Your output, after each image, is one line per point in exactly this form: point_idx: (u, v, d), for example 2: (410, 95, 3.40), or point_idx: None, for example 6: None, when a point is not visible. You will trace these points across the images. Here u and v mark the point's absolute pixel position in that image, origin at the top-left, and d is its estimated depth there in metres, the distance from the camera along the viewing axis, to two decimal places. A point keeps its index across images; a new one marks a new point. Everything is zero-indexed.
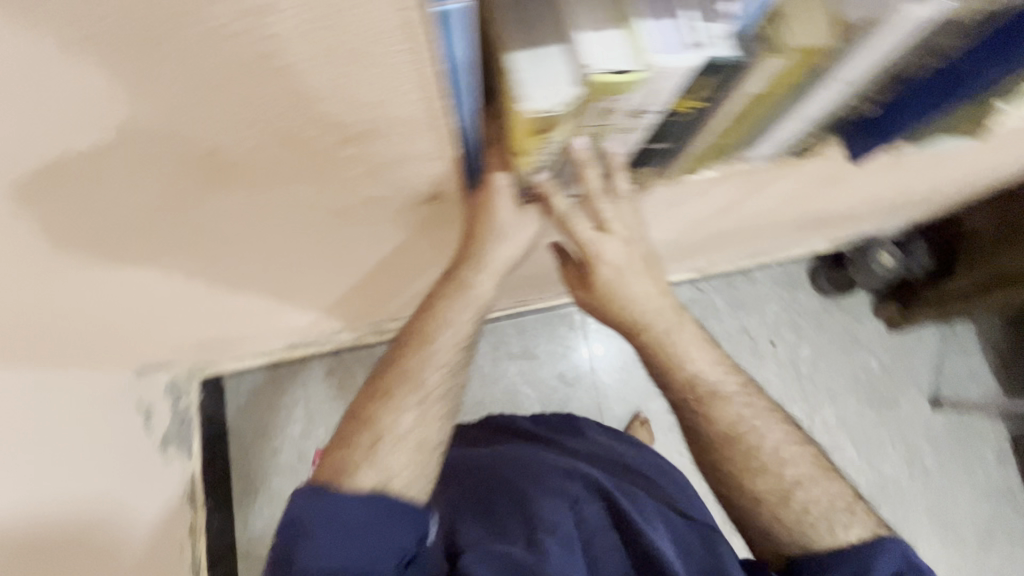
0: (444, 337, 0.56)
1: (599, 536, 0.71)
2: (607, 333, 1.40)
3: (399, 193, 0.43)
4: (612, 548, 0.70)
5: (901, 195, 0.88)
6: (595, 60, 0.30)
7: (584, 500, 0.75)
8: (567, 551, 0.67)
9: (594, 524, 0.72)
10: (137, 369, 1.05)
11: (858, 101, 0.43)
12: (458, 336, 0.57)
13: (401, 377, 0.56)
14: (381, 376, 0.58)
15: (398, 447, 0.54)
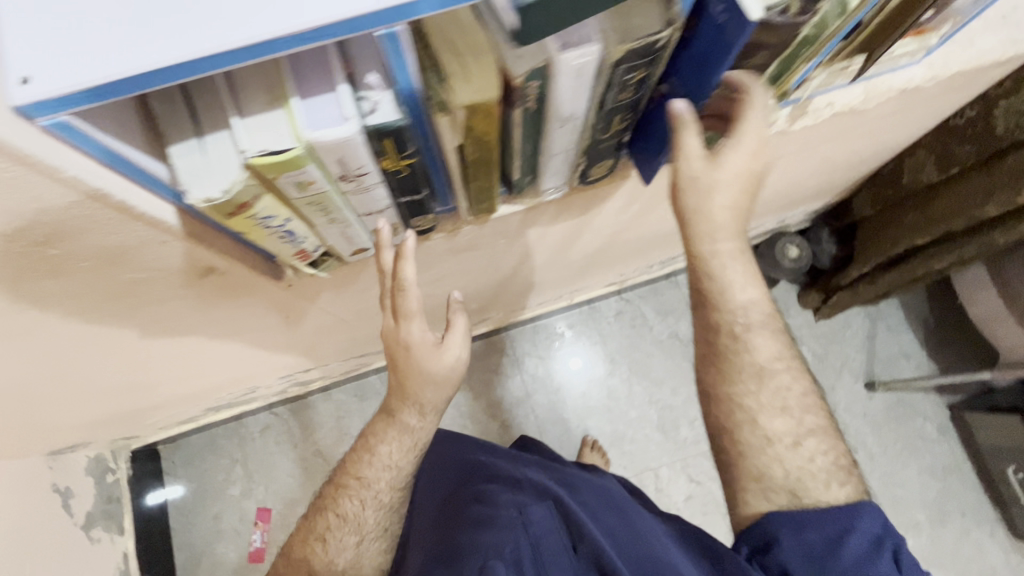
0: (381, 468, 0.70)
1: (549, 539, 0.63)
2: (577, 343, 1.40)
3: (166, 274, 0.44)
4: (561, 553, 0.62)
5: (768, 193, 0.90)
6: (250, 143, 0.31)
7: (530, 505, 0.69)
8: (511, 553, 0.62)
9: (543, 525, 0.65)
10: (49, 453, 1.04)
11: (602, 131, 0.44)
12: (397, 462, 0.70)
13: (345, 499, 0.71)
14: (345, 477, 0.72)
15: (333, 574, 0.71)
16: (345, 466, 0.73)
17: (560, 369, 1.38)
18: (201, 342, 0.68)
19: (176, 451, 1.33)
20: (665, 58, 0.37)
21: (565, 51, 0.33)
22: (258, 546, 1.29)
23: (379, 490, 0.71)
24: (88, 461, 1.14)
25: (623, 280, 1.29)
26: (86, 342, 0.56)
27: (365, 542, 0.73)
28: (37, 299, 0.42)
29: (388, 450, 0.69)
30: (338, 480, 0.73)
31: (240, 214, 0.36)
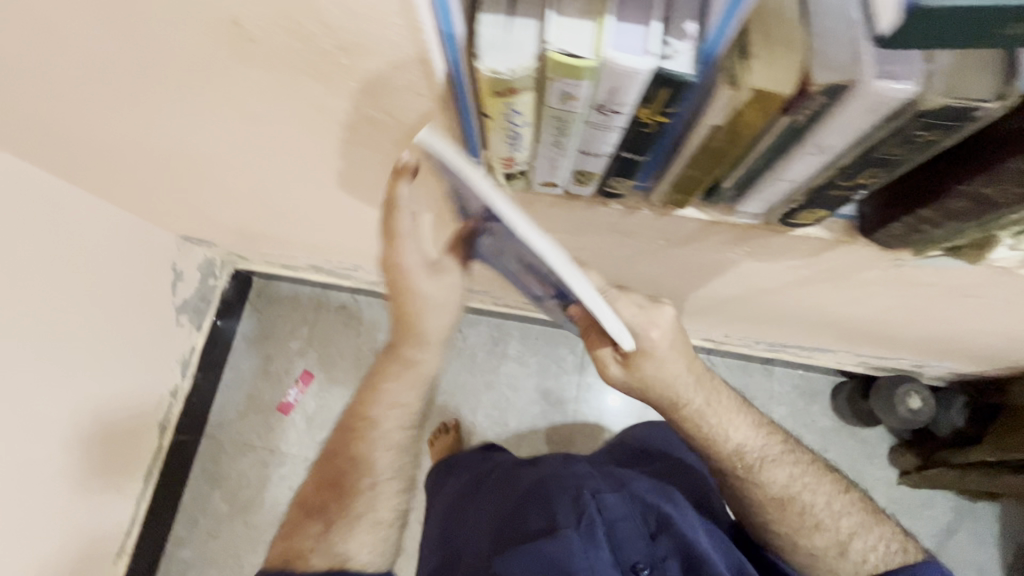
0: (387, 405, 0.74)
1: (624, 523, 0.71)
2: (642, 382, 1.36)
3: (393, 120, 0.48)
4: (637, 538, 0.70)
5: (927, 329, 0.82)
6: (555, 39, 0.33)
7: (602, 491, 0.75)
8: (586, 540, 0.68)
9: (616, 510, 0.72)
10: (183, 236, 1.19)
11: (845, 179, 0.43)
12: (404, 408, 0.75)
13: (360, 443, 0.74)
14: (355, 422, 0.76)
15: (360, 526, 0.71)
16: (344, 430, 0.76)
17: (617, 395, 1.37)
18: (360, 200, 0.73)
19: (266, 288, 1.46)
20: (961, 133, 0.35)
21: (880, 79, 0.32)
22: (290, 400, 1.40)
23: (389, 430, 0.75)
24: (203, 258, 1.29)
25: (721, 342, 1.24)
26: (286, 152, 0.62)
27: (381, 486, 0.74)
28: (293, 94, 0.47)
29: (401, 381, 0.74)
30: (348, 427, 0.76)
31: (500, 98, 0.38)
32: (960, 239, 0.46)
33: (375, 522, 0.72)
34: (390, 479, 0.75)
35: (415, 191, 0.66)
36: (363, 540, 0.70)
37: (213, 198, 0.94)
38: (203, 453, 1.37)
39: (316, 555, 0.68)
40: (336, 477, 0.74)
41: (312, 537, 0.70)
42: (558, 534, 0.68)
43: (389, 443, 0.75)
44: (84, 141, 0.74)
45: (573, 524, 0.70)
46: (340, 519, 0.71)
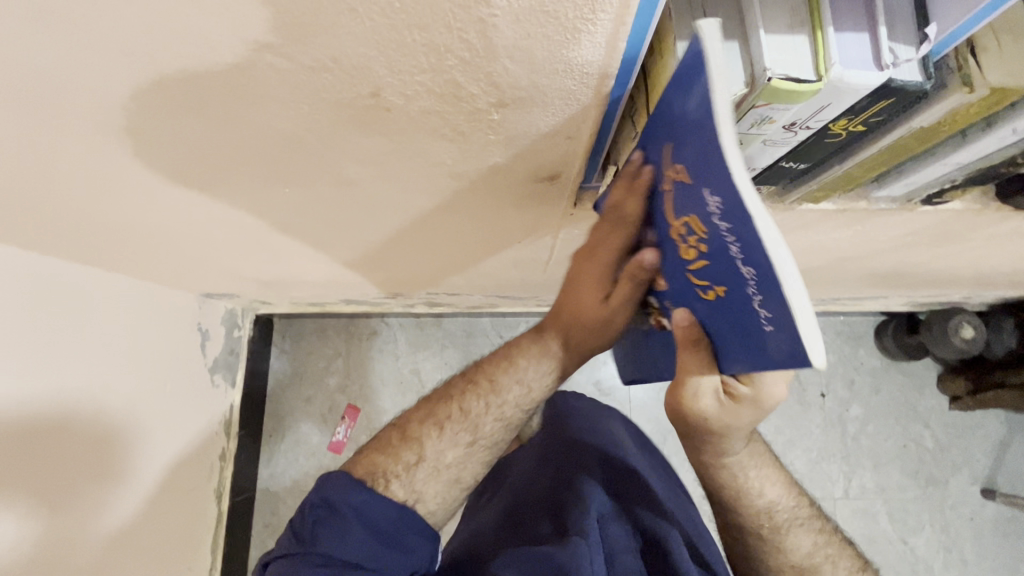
0: (518, 382, 0.57)
1: (626, 556, 0.67)
2: None
3: (518, 167, 0.43)
4: (637, 572, 0.66)
5: (1003, 267, 0.82)
6: (774, 65, 0.29)
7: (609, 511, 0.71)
8: (594, 551, 0.63)
9: (618, 542, 0.68)
10: (202, 294, 1.10)
11: (1021, 156, 0.40)
12: (526, 395, 0.57)
13: (473, 397, 0.57)
14: (475, 376, 0.58)
15: (436, 475, 0.57)
16: (444, 393, 0.60)
17: None
18: (428, 238, 0.68)
19: (288, 328, 1.39)
20: None
21: None
22: (340, 438, 1.34)
23: (511, 403, 0.57)
24: (224, 311, 1.22)
25: None
26: (359, 208, 0.56)
27: (476, 449, 0.58)
28: (405, 156, 0.41)
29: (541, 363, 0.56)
30: (465, 376, 0.60)
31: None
32: None
33: (454, 479, 0.57)
34: (462, 468, 0.57)
35: (501, 223, 0.61)
36: (438, 489, 0.57)
37: (243, 256, 0.86)
38: (261, 509, 1.30)
39: (393, 487, 0.56)
40: (431, 409, 0.59)
41: (399, 464, 0.56)
42: (566, 543, 0.62)
43: (498, 406, 0.57)
44: (108, 226, 0.65)
45: (579, 531, 0.65)
46: (427, 454, 0.57)
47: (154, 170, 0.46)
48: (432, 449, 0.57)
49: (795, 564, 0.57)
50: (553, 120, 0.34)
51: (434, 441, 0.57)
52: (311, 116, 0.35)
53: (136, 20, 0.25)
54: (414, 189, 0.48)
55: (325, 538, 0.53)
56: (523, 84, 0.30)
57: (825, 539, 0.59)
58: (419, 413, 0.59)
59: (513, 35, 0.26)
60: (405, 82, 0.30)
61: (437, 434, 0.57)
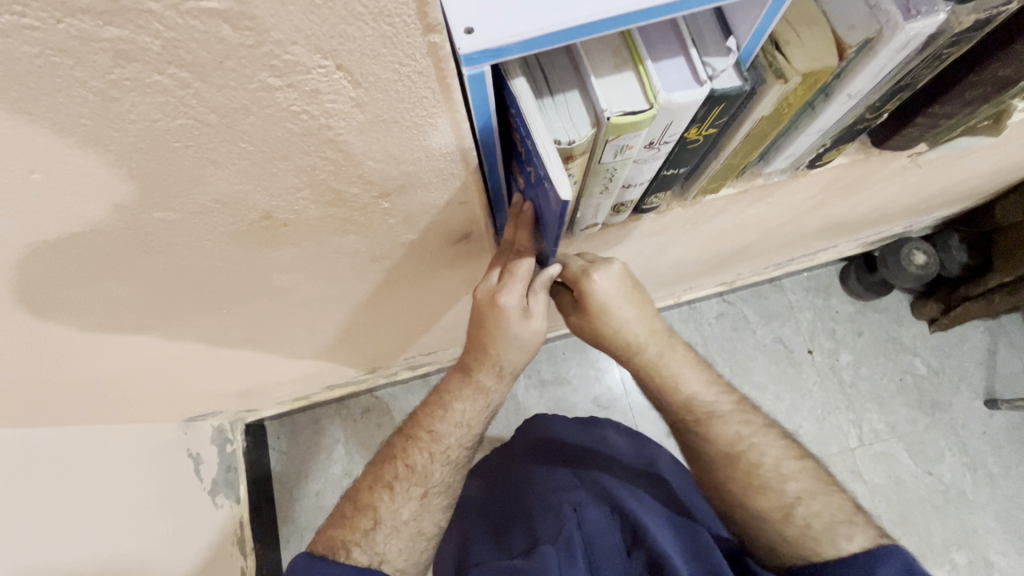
0: (454, 425, 0.60)
1: (604, 539, 0.66)
2: None
3: (429, 238, 0.45)
4: (614, 555, 0.65)
5: (923, 195, 0.87)
6: (609, 104, 0.32)
7: (585, 505, 0.71)
8: (564, 557, 0.63)
9: (595, 526, 0.68)
10: (185, 419, 1.10)
11: (869, 111, 0.44)
12: (464, 433, 0.61)
13: (413, 452, 0.61)
14: (413, 430, 0.62)
15: (396, 533, 0.60)
16: (385, 456, 0.63)
17: None
18: (379, 313, 0.69)
19: (282, 428, 1.37)
20: (980, 35, 0.37)
21: (912, 21, 0.33)
22: None
23: (451, 448, 0.61)
24: (211, 429, 1.21)
25: (733, 280, 1.27)
26: (302, 308, 0.58)
27: (430, 496, 0.62)
28: (321, 255, 0.43)
29: (471, 403, 0.60)
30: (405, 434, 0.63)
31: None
32: (976, 116, 0.48)
33: (416, 530, 0.61)
34: (420, 519, 0.61)
35: (441, 284, 0.63)
36: (401, 542, 0.60)
37: (216, 373, 0.87)
38: None
39: (355, 554, 0.57)
40: (377, 475, 0.62)
41: (358, 532, 0.59)
42: (535, 554, 0.64)
43: (440, 455, 0.61)
44: (73, 382, 0.66)
45: (550, 541, 0.66)
46: (382, 516, 0.60)
47: (93, 325, 0.47)
48: (382, 511, 0.60)
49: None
50: (438, 195, 0.37)
51: (386, 503, 0.60)
52: (217, 247, 0.37)
53: (16, 215, 0.27)
54: (344, 278, 0.50)
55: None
56: (395, 175, 0.33)
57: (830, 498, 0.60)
58: (366, 483, 0.62)
59: (365, 143, 0.29)
60: (290, 200, 0.33)
61: (387, 496, 0.60)
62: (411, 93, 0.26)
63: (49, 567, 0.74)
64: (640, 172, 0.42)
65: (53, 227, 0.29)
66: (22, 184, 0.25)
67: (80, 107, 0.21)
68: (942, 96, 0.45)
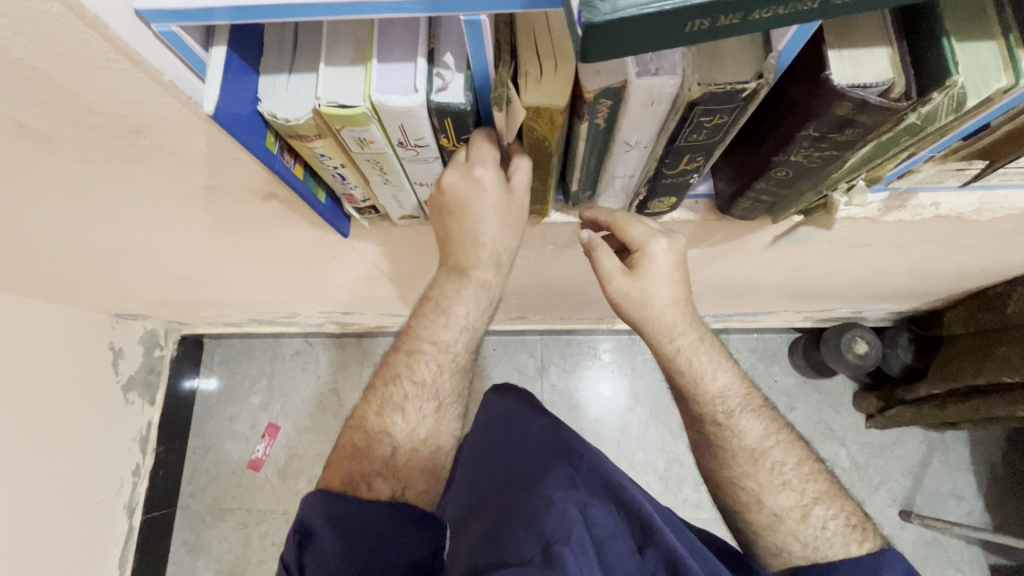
0: (458, 328, 0.52)
1: (614, 542, 0.63)
2: (608, 373, 1.37)
3: (231, 187, 0.47)
4: (626, 556, 0.62)
5: (842, 279, 0.83)
6: (326, 92, 0.34)
7: (591, 505, 0.68)
8: (580, 557, 0.58)
9: (604, 528, 0.65)
10: (114, 314, 1.17)
11: (670, 167, 0.43)
12: (462, 330, 0.52)
13: (416, 365, 0.52)
14: (407, 340, 0.53)
15: (415, 453, 0.52)
16: (380, 377, 0.54)
17: (592, 394, 1.36)
18: (251, 256, 0.73)
19: (217, 348, 1.45)
20: (747, 112, 0.36)
21: (641, 77, 0.33)
22: (259, 455, 1.38)
23: (459, 353, 0.53)
24: (142, 331, 1.28)
25: None
26: (154, 229, 0.61)
27: (444, 407, 0.54)
28: (120, 178, 0.46)
29: (462, 296, 0.51)
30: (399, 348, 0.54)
31: (296, 140, 0.38)
32: (803, 200, 0.47)
33: (432, 443, 0.53)
34: (438, 430, 0.54)
35: (296, 242, 0.65)
36: (422, 465, 0.52)
37: (124, 278, 0.92)
38: (180, 525, 1.34)
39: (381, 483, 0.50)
40: (382, 396, 0.53)
41: (377, 460, 0.51)
42: (550, 557, 0.56)
43: (449, 364, 0.53)
44: None
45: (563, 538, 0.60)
46: (399, 438, 0.52)
47: None
48: (393, 428, 0.52)
49: (805, 505, 0.57)
50: (198, 144, 0.39)
51: (400, 426, 0.52)
52: None
53: None
54: (169, 207, 0.53)
55: (312, 564, 0.44)
56: (126, 113, 0.35)
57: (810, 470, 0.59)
58: (370, 404, 0.53)
59: (64, 75, 0.31)
60: (31, 113, 0.36)
61: (399, 420, 0.52)
62: (71, 34, 0.28)
63: None
64: (421, 171, 0.43)
65: None
66: None
67: None
68: (754, 171, 0.44)
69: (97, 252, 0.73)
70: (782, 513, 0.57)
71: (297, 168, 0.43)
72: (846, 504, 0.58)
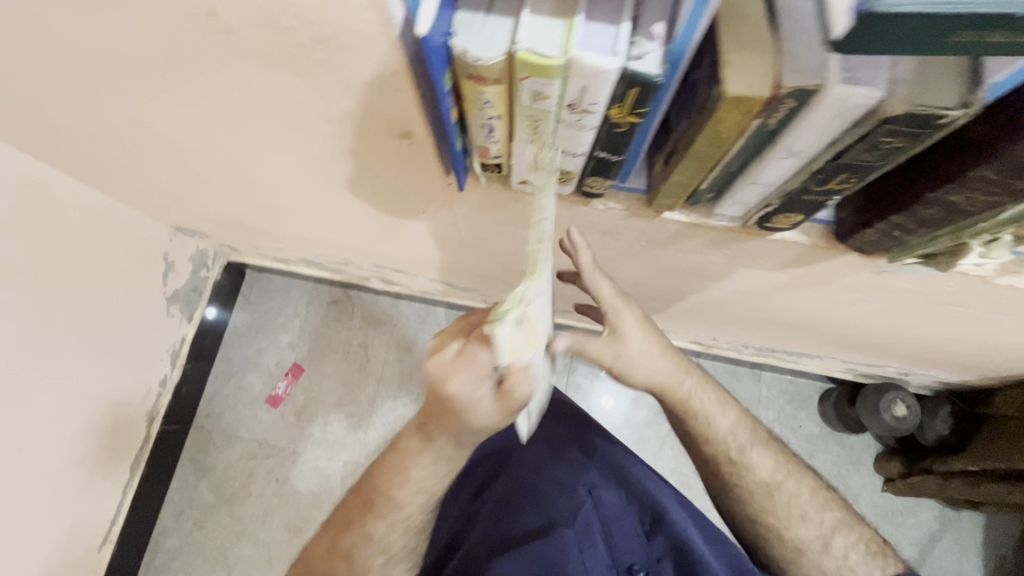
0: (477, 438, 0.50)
1: (620, 522, 0.72)
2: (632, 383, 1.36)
3: (372, 118, 0.48)
4: (631, 537, 0.71)
5: (911, 337, 0.82)
6: (525, 38, 0.34)
7: (597, 486, 0.74)
8: (583, 535, 0.67)
9: (613, 509, 0.73)
10: (175, 226, 1.19)
11: (817, 184, 0.43)
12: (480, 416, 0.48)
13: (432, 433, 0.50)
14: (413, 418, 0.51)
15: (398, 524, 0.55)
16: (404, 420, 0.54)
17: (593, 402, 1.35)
18: (340, 195, 0.73)
19: (257, 280, 1.47)
20: (928, 141, 0.35)
21: (842, 84, 0.32)
22: (278, 393, 1.40)
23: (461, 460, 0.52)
24: (195, 248, 1.30)
25: (711, 345, 1.24)
26: (265, 147, 0.62)
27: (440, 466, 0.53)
28: (270, 87, 0.47)
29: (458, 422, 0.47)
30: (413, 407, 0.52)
31: (471, 82, 0.38)
32: (933, 244, 0.46)
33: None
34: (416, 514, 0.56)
35: (394, 188, 0.65)
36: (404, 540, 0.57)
37: (202, 193, 0.93)
38: (191, 444, 1.36)
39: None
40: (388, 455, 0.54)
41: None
42: (554, 536, 0.65)
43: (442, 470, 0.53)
44: (70, 129, 0.73)
45: (569, 517, 0.69)
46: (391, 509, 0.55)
47: (80, 66, 0.53)
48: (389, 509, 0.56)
49: (825, 536, 0.64)
50: (368, 66, 0.40)
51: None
52: (174, 26, 0.41)
53: None
54: (296, 127, 0.54)
55: None
56: (320, 20, 0.36)
57: (825, 500, 0.67)
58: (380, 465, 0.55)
59: None
60: (228, 3, 0.36)
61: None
62: None
63: None
64: (570, 137, 0.43)
65: None
66: None
67: None
68: (896, 205, 0.44)
69: (194, 159, 0.74)
70: (803, 543, 0.64)
71: (451, 112, 0.43)
72: (863, 530, 0.65)
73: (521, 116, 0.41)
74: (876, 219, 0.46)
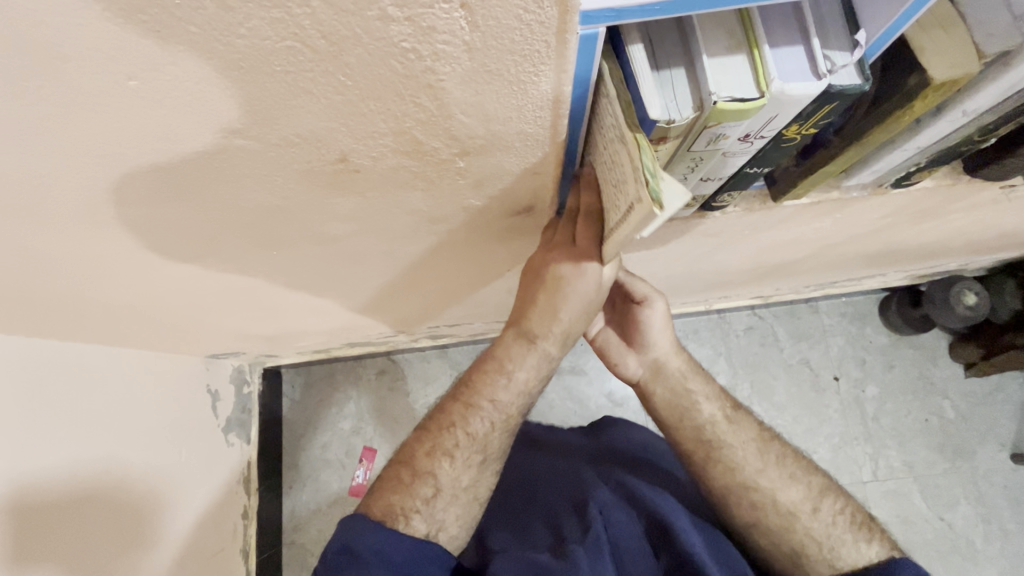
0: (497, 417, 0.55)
1: (628, 543, 0.62)
2: (703, 344, 1.33)
3: (495, 205, 0.44)
4: (641, 559, 0.61)
5: (993, 232, 0.83)
6: (720, 87, 0.30)
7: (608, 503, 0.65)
8: (593, 558, 0.59)
9: (623, 529, 0.63)
10: (209, 355, 1.11)
11: (978, 133, 0.41)
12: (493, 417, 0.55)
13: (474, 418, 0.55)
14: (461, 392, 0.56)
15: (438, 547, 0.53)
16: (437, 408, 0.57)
17: None
18: (414, 281, 0.68)
19: (296, 377, 1.40)
20: None
21: None
22: (359, 481, 1.33)
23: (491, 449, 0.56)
24: (231, 369, 1.23)
25: (771, 294, 1.24)
26: (343, 263, 0.57)
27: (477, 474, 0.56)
28: (380, 208, 0.42)
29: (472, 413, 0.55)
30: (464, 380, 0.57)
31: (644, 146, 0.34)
32: None
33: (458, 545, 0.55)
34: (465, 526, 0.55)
35: (484, 259, 0.61)
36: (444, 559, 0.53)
37: (245, 320, 0.87)
38: (289, 562, 1.30)
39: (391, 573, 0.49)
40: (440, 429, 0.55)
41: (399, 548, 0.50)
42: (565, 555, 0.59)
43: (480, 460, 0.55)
44: (108, 310, 0.66)
45: (578, 537, 0.61)
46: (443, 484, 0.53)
47: (142, 250, 0.47)
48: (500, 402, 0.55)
49: None
50: (516, 161, 0.36)
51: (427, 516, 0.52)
52: (285, 183, 0.36)
53: (110, 123, 0.27)
54: (394, 236, 0.49)
55: None
56: (480, 135, 0.32)
57: None
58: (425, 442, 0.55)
59: (465, 97, 0.28)
60: (369, 146, 0.32)
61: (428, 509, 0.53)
62: (525, 45, 0.24)
63: (49, 477, 0.75)
64: (725, 163, 0.40)
65: (139, 140, 0.29)
66: (118, 89, 0.25)
67: (195, 14, 0.21)
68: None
69: (251, 294, 0.69)
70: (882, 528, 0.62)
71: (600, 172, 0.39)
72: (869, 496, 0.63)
73: (687, 160, 0.38)
74: (1017, 149, 0.44)
